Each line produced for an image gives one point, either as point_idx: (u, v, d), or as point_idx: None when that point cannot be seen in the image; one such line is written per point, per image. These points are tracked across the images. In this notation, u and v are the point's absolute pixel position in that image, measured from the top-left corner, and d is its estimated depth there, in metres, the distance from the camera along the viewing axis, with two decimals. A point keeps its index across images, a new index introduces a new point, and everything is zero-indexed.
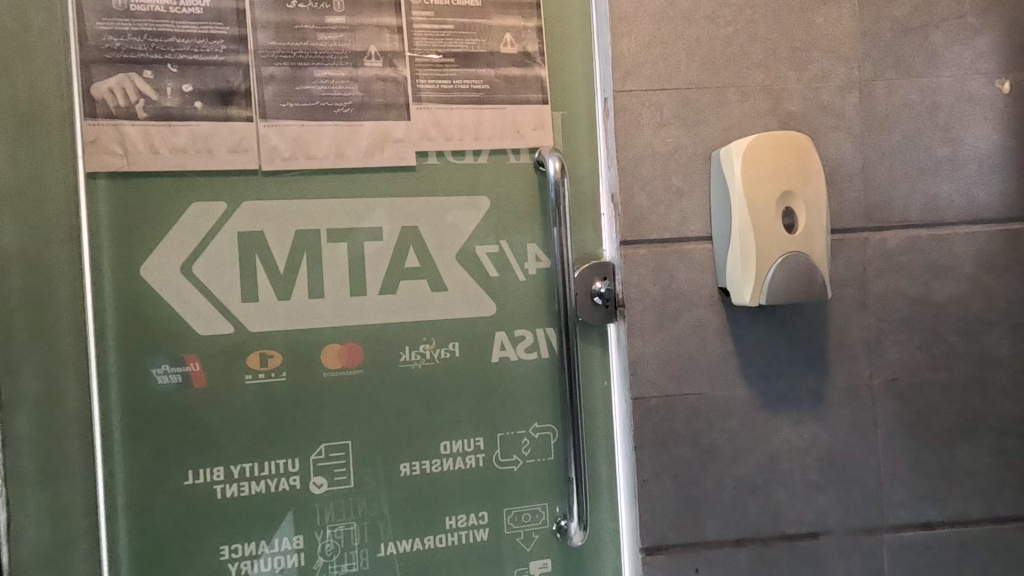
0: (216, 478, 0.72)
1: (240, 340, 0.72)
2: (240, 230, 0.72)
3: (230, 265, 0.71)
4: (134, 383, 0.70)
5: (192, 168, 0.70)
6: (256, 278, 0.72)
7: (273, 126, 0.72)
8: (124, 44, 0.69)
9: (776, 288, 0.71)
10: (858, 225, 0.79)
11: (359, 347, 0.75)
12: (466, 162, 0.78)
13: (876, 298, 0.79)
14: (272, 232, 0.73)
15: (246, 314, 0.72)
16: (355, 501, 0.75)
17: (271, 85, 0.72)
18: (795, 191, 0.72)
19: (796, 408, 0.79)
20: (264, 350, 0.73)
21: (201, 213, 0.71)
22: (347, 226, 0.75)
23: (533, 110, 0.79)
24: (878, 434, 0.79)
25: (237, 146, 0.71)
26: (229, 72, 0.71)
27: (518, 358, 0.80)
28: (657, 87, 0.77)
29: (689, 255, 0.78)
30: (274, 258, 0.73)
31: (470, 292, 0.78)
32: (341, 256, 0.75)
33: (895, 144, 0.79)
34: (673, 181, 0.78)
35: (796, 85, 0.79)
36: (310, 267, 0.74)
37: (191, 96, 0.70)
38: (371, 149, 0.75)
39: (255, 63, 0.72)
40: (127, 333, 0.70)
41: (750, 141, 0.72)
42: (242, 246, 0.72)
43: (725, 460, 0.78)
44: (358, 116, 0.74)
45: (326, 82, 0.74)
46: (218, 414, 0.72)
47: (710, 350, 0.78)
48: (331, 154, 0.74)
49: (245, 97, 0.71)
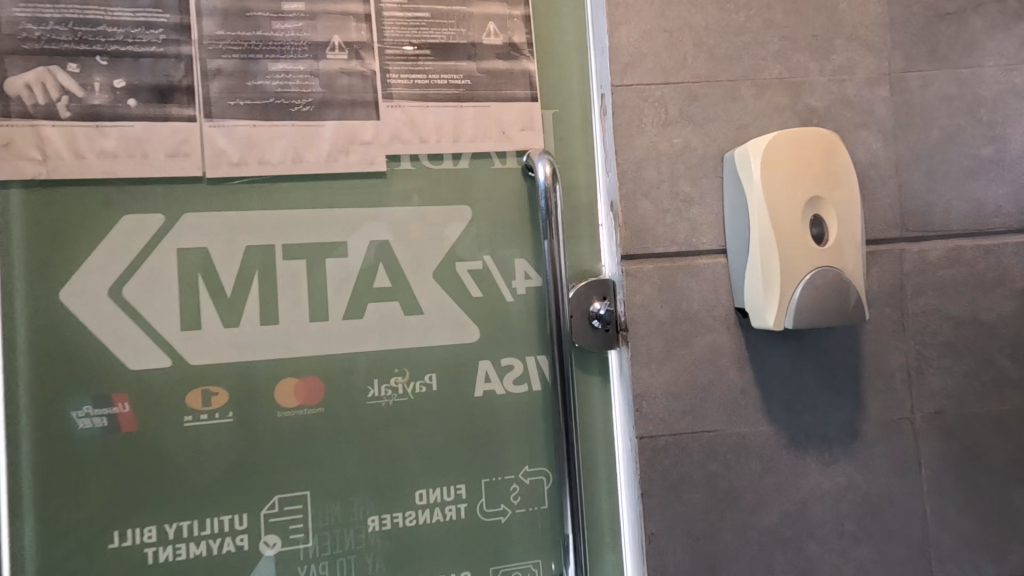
0: (147, 540, 0.61)
1: (179, 375, 0.62)
2: (180, 247, 0.62)
3: (167, 287, 0.61)
4: (51, 428, 0.59)
5: (122, 176, 0.61)
6: (199, 302, 0.62)
7: (219, 126, 0.62)
8: (45, 33, 0.59)
9: (804, 309, 0.61)
10: (893, 236, 0.69)
11: (321, 382, 0.65)
12: (445, 167, 0.69)
13: (916, 319, 0.69)
14: (217, 248, 0.63)
15: (187, 345, 0.62)
16: (315, 563, 0.64)
17: (218, 79, 0.63)
18: (823, 197, 0.63)
19: (827, 446, 0.68)
20: (207, 386, 0.62)
21: (134, 227, 0.61)
22: (305, 241, 0.65)
23: (521, 108, 0.70)
24: (923, 477, 0.68)
25: (176, 150, 0.61)
26: (169, 65, 0.61)
27: (506, 392, 0.69)
28: (661, 82, 0.68)
29: (700, 270, 0.68)
30: (219, 278, 0.63)
31: (450, 317, 0.68)
32: (299, 275, 0.65)
33: (933, 143, 0.70)
34: (681, 186, 0.68)
35: (819, 77, 0.69)
36: (263, 289, 0.64)
37: (124, 93, 0.60)
38: (335, 152, 0.65)
39: (199, 55, 0.62)
40: (43, 369, 0.59)
41: (771, 140, 0.63)
42: (181, 266, 0.62)
43: (746, 509, 0.67)
44: (320, 115, 0.65)
45: (281, 77, 0.64)
46: (151, 462, 0.61)
47: (726, 380, 0.68)
48: (287, 159, 0.64)
49: (187, 93, 0.62)
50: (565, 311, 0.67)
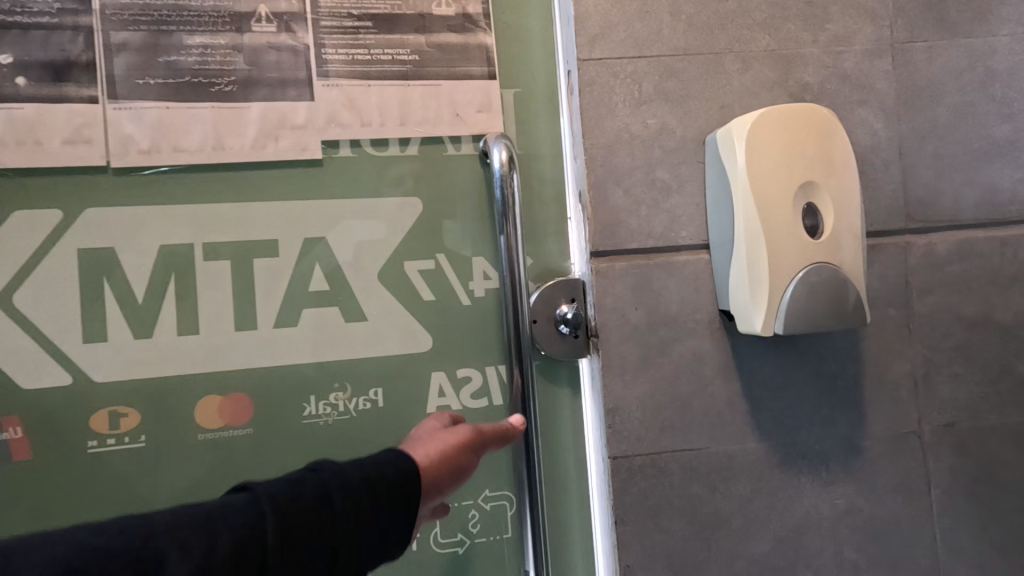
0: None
1: (80, 394, 0.54)
2: (81, 247, 0.54)
3: (66, 294, 0.54)
4: None
5: (10, 167, 0.53)
6: (104, 311, 0.55)
7: (125, 109, 0.55)
8: None
9: (795, 312, 0.54)
10: (896, 227, 0.61)
11: (248, 401, 0.57)
12: (391, 154, 0.61)
13: (923, 320, 0.61)
14: (127, 248, 0.55)
15: (90, 361, 0.54)
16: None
17: (123, 55, 0.55)
18: (817, 184, 0.55)
19: (824, 465, 0.60)
20: (116, 407, 0.55)
21: (26, 226, 0.53)
22: (231, 238, 0.57)
23: (476, 87, 0.62)
24: (932, 498, 0.61)
25: (74, 137, 0.54)
26: (64, 38, 0.54)
27: (463, 408, 0.62)
28: (634, 56, 0.60)
29: (679, 268, 0.60)
30: (130, 282, 0.55)
31: (398, 323, 0.60)
32: (222, 278, 0.57)
33: (941, 122, 0.62)
34: (657, 173, 0.61)
35: (812, 49, 0.61)
36: (182, 294, 0.56)
37: (12, 70, 0.53)
38: (262, 138, 0.57)
39: (100, 26, 0.54)
40: None
41: (757, 118, 0.55)
42: (82, 269, 0.54)
43: (734, 537, 0.59)
44: (243, 96, 0.57)
45: (199, 52, 0.56)
46: (49, 494, 0.53)
47: (710, 391, 0.60)
48: (206, 146, 0.56)
49: (86, 70, 0.54)
50: (524, 316, 0.59)
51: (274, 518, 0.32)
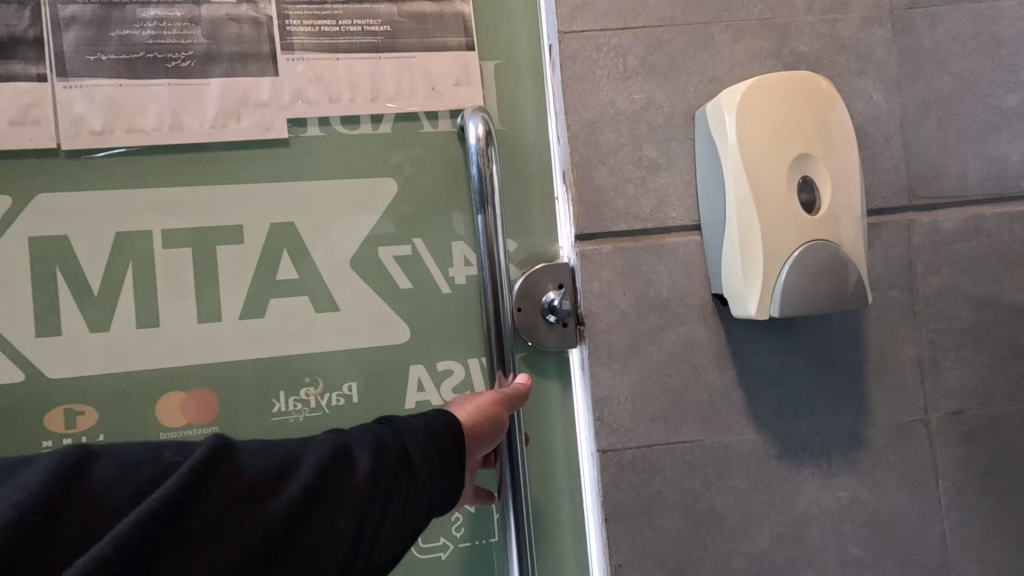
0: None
1: (35, 393, 0.55)
2: (31, 234, 0.56)
3: (18, 287, 0.55)
4: None
5: None
6: (57, 303, 0.56)
7: (76, 87, 0.55)
8: None
9: (793, 294, 0.50)
10: (899, 204, 0.58)
11: (213, 397, 0.57)
12: (362, 133, 0.59)
13: (928, 302, 0.58)
14: (80, 238, 0.56)
15: (43, 356, 0.55)
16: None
17: (73, 29, 0.55)
18: (813, 157, 0.51)
19: (825, 456, 0.57)
20: (72, 405, 0.56)
21: None
22: (186, 225, 0.57)
23: (453, 60, 0.59)
24: (940, 490, 0.57)
25: (22, 118, 0.55)
26: (9, 13, 0.54)
27: (444, 403, 0.60)
28: (618, 27, 0.57)
29: (670, 251, 0.57)
30: (84, 275, 0.56)
31: (372, 314, 0.59)
32: (186, 264, 0.57)
33: (945, 92, 0.58)
34: (645, 151, 0.57)
35: (807, 17, 0.58)
36: (138, 283, 0.57)
37: None
38: (222, 118, 0.57)
39: (49, 2, 0.55)
40: None
41: (750, 87, 0.51)
42: (34, 257, 0.56)
43: (731, 533, 0.56)
44: (203, 71, 0.57)
45: (154, 26, 0.56)
46: None
47: (704, 381, 0.57)
48: (164, 127, 0.56)
49: (35, 47, 0.55)
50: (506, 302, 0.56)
51: (367, 444, 0.37)
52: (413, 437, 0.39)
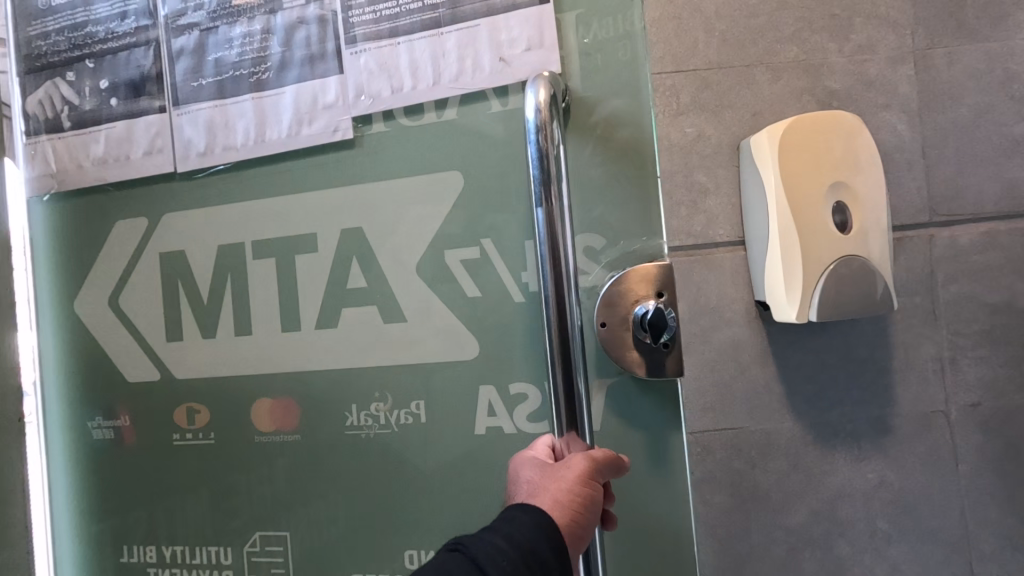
0: (149, 560, 0.83)
1: (167, 386, 0.82)
2: (160, 249, 0.82)
3: (154, 292, 0.82)
4: (81, 418, 0.85)
5: (110, 178, 0.82)
6: (179, 304, 0.81)
7: (184, 113, 0.79)
8: (47, 46, 0.83)
9: (827, 302, 0.59)
10: (921, 220, 0.66)
11: (292, 409, 0.78)
12: (426, 121, 0.73)
13: (948, 307, 0.66)
14: (193, 251, 0.81)
15: (169, 352, 0.82)
16: (291, 562, 0.78)
17: (182, 59, 0.79)
18: (844, 184, 0.60)
19: (856, 442, 0.65)
20: (192, 407, 0.81)
21: (126, 229, 0.83)
22: (269, 238, 0.79)
23: (530, 18, 0.68)
24: (960, 473, 0.65)
25: (151, 149, 0.81)
26: (140, 56, 0.80)
27: (517, 430, 0.71)
28: (671, 70, 0.67)
29: (718, 263, 0.66)
30: (195, 282, 0.81)
31: (443, 331, 0.73)
32: (269, 267, 0.79)
33: (961, 122, 0.66)
34: (695, 177, 0.67)
35: (838, 58, 0.66)
36: (234, 281, 0.79)
37: (106, 92, 0.81)
38: (295, 126, 0.76)
39: (166, 37, 0.79)
40: (77, 368, 0.85)
41: (787, 124, 0.60)
42: (164, 265, 0.82)
43: (773, 508, 0.65)
44: (279, 81, 0.75)
45: (241, 43, 0.77)
46: (153, 449, 0.83)
47: (749, 375, 0.65)
48: (248, 141, 0.78)
49: (156, 81, 0.80)
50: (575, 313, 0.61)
51: None
52: (487, 562, 0.47)
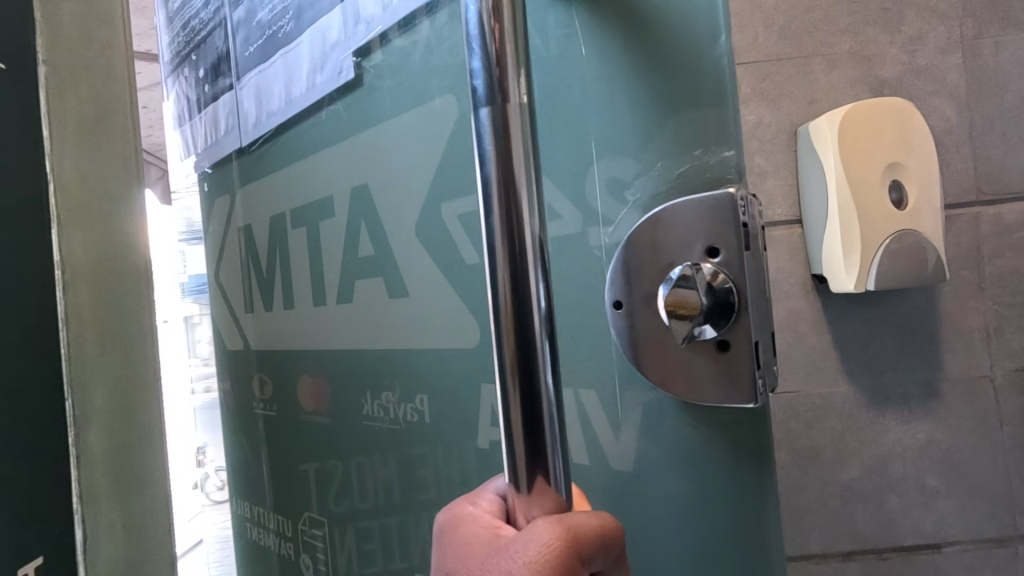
0: (246, 514, 1.00)
1: (247, 346, 0.95)
2: (240, 225, 0.94)
3: (237, 266, 0.96)
4: (201, 371, 1.05)
5: (209, 163, 1.00)
6: (251, 276, 0.93)
7: (244, 87, 0.89)
8: (173, 45, 1.04)
9: (883, 273, 0.64)
10: (968, 199, 0.71)
11: (323, 389, 0.80)
12: (418, 37, 0.64)
13: (994, 281, 0.71)
14: (257, 224, 0.91)
15: (249, 320, 0.94)
16: (330, 539, 0.82)
17: (241, 32, 0.88)
18: (898, 165, 0.66)
19: (906, 405, 0.71)
20: (263, 377, 0.93)
21: (219, 209, 0.99)
22: (303, 210, 0.82)
23: None
24: (1005, 434, 0.70)
25: (231, 127, 0.94)
26: (218, 38, 0.93)
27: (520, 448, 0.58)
28: None
29: (776, 240, 0.72)
30: (257, 257, 0.91)
31: (444, 314, 0.63)
32: (302, 240, 0.82)
33: (1007, 107, 0.71)
34: (755, 161, 0.72)
35: (890, 49, 0.71)
36: (281, 253, 0.86)
37: (204, 80, 0.97)
38: (311, 75, 0.77)
39: (230, 15, 0.89)
40: (197, 332, 1.05)
41: (846, 110, 0.66)
42: (242, 238, 0.94)
43: (828, 464, 0.71)
44: (297, 31, 0.77)
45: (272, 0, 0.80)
46: (241, 408, 0.98)
47: (805, 343, 0.71)
48: (283, 101, 0.82)
49: (228, 60, 0.91)
50: (541, 299, 0.29)
51: None
52: None
